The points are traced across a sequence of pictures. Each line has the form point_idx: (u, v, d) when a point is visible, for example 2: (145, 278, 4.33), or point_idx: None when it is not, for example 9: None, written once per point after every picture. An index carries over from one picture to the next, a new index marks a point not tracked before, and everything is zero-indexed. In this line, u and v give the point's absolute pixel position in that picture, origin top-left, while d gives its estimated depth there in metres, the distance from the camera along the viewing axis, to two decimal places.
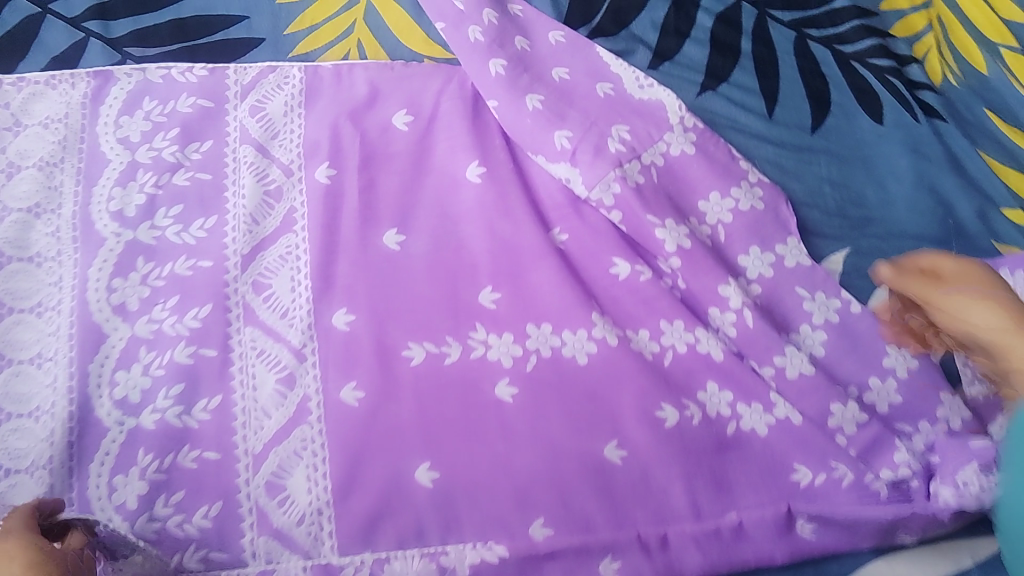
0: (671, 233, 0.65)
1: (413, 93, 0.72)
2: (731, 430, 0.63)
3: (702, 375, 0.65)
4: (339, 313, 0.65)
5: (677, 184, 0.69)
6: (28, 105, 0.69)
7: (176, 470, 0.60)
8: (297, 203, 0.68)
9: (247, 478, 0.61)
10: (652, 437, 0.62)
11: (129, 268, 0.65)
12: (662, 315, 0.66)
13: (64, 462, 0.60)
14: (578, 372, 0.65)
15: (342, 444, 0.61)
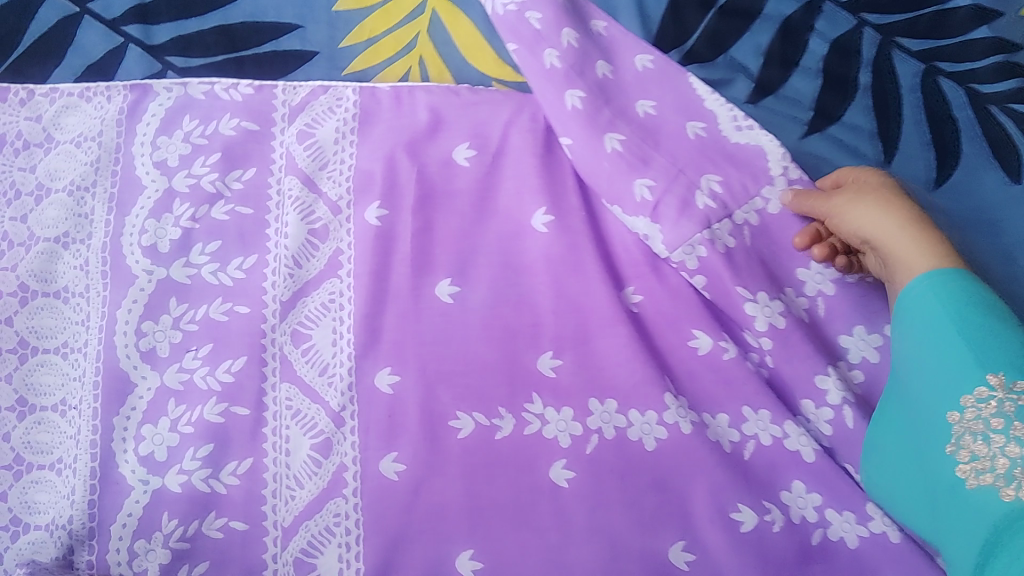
0: (762, 310, 0.57)
1: (480, 123, 0.64)
2: (816, 539, 0.55)
3: (788, 472, 0.56)
4: (384, 372, 0.58)
5: (774, 246, 0.60)
6: (60, 119, 0.63)
7: (200, 539, 0.56)
8: (343, 244, 0.61)
9: (275, 553, 0.56)
10: (726, 543, 0.55)
11: (161, 310, 0.59)
12: (745, 399, 0.57)
13: (85, 522, 0.56)
14: (646, 459, 0.57)
15: (381, 524, 0.56)
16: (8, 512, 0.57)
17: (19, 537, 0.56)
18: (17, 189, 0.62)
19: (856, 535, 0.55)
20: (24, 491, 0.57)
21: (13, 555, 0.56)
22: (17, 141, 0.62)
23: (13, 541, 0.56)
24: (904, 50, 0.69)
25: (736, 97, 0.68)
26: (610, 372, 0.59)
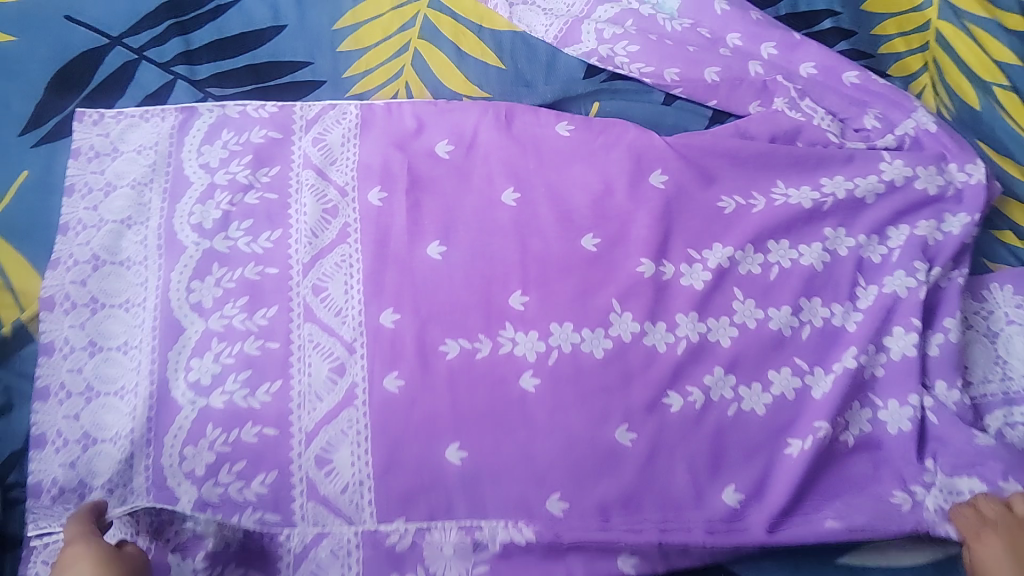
0: (691, 272, 0.75)
1: (456, 123, 0.82)
2: (732, 411, 0.71)
3: (710, 362, 0.72)
4: (386, 312, 0.73)
5: (682, 203, 0.77)
6: (125, 135, 0.80)
7: (240, 444, 0.69)
8: (350, 219, 0.77)
9: (299, 451, 0.69)
10: (661, 422, 0.70)
11: (206, 272, 0.74)
12: (678, 309, 0.74)
13: (144, 433, 0.69)
14: (596, 367, 0.71)
15: (384, 431, 0.69)
16: (80, 429, 0.70)
17: (88, 448, 0.69)
18: (90, 187, 0.78)
19: (762, 404, 0.71)
20: (93, 413, 0.70)
21: (84, 462, 0.69)
22: (89, 152, 0.79)
23: (83, 452, 0.69)
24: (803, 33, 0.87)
25: (653, 101, 0.86)
26: (567, 304, 0.74)
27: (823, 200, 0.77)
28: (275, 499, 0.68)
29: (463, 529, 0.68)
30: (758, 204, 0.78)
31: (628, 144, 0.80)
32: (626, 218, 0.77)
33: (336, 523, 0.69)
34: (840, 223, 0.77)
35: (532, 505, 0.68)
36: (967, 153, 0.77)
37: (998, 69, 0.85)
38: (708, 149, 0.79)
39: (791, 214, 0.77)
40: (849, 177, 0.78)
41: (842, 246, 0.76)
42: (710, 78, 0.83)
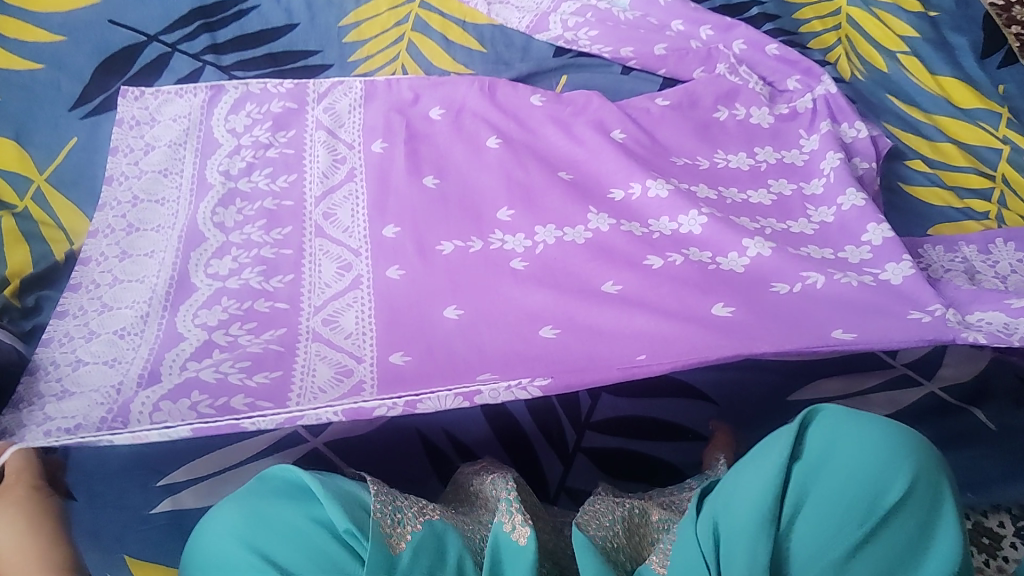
0: (658, 186, 0.84)
1: (448, 94, 0.95)
2: (713, 266, 0.78)
3: (682, 245, 0.80)
4: (388, 226, 0.83)
5: (639, 153, 0.90)
6: (161, 108, 0.93)
7: (252, 310, 0.77)
8: (357, 165, 0.89)
9: (308, 315, 0.77)
10: (642, 275, 0.78)
11: (230, 204, 0.85)
12: (646, 217, 0.83)
13: (161, 303, 0.77)
14: (578, 250, 0.81)
15: (384, 305, 0.77)
16: (98, 305, 0.78)
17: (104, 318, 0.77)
18: (131, 148, 0.91)
19: (740, 262, 0.78)
20: (117, 295, 0.79)
21: (99, 327, 0.76)
22: (131, 121, 0.92)
23: (99, 320, 0.77)
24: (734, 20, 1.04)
25: (613, 73, 1.01)
26: (546, 219, 0.84)
27: (758, 163, 0.91)
28: (276, 359, 0.73)
29: (462, 396, 0.67)
30: (704, 164, 0.90)
31: (593, 110, 0.93)
32: (600, 155, 0.89)
33: (339, 356, 0.74)
34: (780, 175, 0.89)
35: (525, 332, 0.75)
36: (853, 114, 0.92)
37: (900, 40, 1.02)
38: (662, 112, 0.93)
39: (734, 173, 0.90)
40: (776, 149, 0.92)
41: (782, 188, 0.88)
42: (660, 52, 0.98)
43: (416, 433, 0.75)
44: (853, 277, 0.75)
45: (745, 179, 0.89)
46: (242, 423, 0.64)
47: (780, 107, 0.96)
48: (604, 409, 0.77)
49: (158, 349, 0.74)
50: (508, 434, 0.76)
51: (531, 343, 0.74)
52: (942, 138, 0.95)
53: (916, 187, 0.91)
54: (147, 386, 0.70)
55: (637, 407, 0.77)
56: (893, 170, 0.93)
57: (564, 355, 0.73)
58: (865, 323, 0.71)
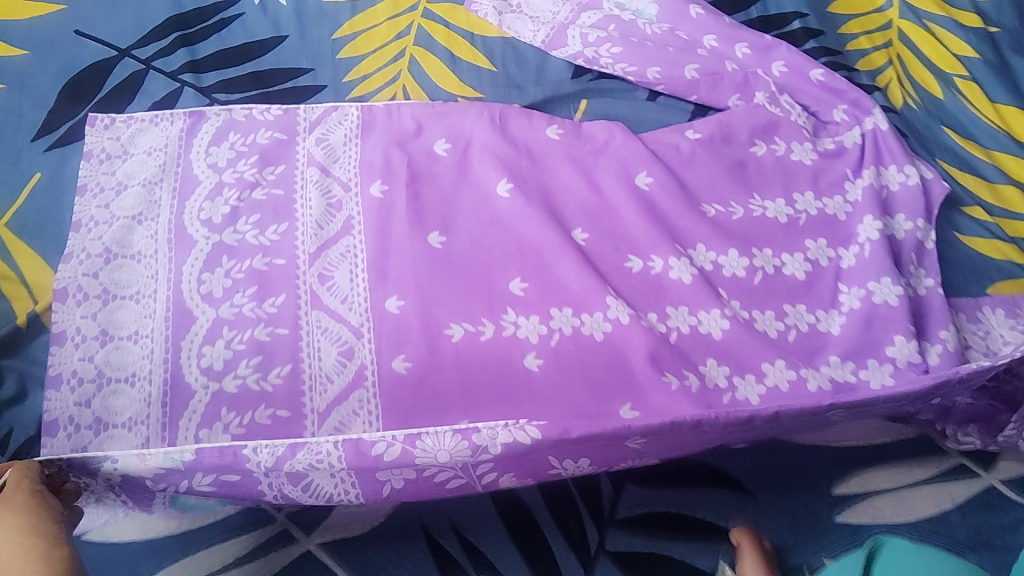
0: (682, 269, 0.78)
1: (453, 126, 0.86)
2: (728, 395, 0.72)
3: (703, 354, 0.75)
4: (391, 299, 0.76)
5: (662, 205, 0.82)
6: (134, 138, 0.84)
7: (252, 424, 0.71)
8: (353, 212, 0.80)
9: (314, 430, 0.71)
10: (664, 398, 0.71)
11: (216, 264, 0.77)
12: (668, 302, 0.77)
13: (159, 417, 0.71)
14: (597, 346, 0.75)
15: (392, 406, 0.72)
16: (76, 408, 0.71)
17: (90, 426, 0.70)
18: (101, 187, 0.81)
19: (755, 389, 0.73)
20: (104, 398, 0.71)
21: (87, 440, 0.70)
22: (101, 154, 0.83)
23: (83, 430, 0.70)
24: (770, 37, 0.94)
25: (637, 99, 0.91)
26: (562, 287, 0.77)
27: (798, 215, 0.82)
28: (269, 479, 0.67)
29: (462, 434, 0.60)
30: (738, 212, 0.82)
31: (614, 153, 0.85)
32: (624, 209, 0.81)
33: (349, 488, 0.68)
34: (820, 234, 0.81)
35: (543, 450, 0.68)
36: (904, 155, 0.83)
37: (957, 62, 0.92)
38: (692, 149, 0.84)
39: (770, 227, 0.81)
40: (817, 196, 0.83)
41: (824, 257, 0.80)
42: (691, 75, 0.88)
43: (423, 534, 0.69)
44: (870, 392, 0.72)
45: (782, 235, 0.81)
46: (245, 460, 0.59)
47: (824, 142, 0.86)
48: (629, 504, 0.71)
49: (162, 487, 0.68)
50: (519, 525, 0.70)
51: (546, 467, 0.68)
52: (1002, 179, 0.86)
53: (974, 238, 0.82)
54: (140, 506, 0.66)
55: (666, 501, 0.71)
56: (949, 220, 0.83)
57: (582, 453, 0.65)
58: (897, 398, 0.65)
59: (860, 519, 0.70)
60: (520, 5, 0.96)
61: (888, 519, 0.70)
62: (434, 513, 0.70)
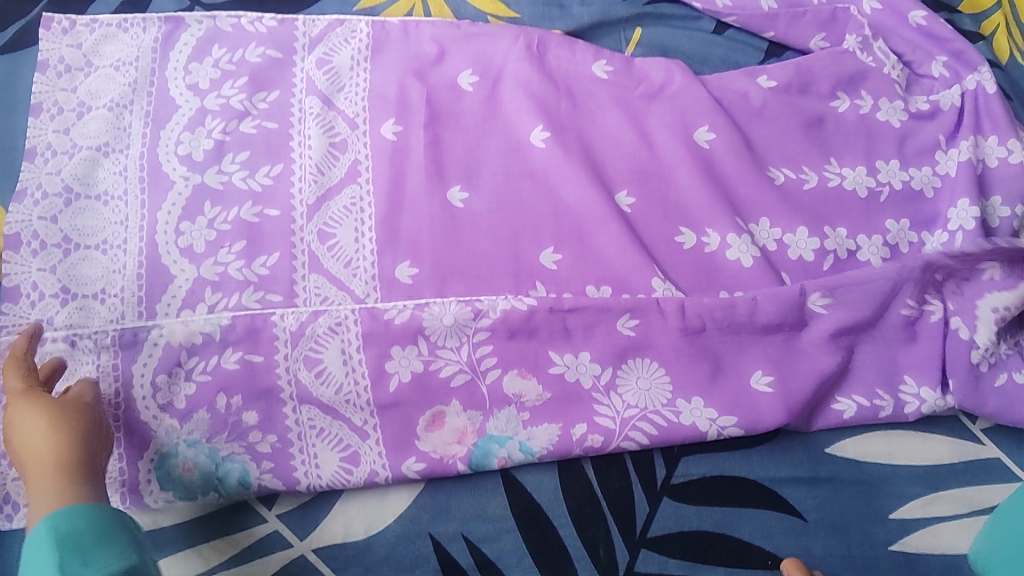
0: (740, 248, 0.67)
1: (481, 52, 0.72)
2: (792, 396, 0.62)
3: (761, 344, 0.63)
4: (402, 266, 0.64)
5: (722, 168, 0.70)
6: (99, 47, 0.70)
7: (220, 369, 0.61)
8: (361, 155, 0.68)
9: (286, 352, 0.61)
10: (714, 402, 0.61)
11: (197, 211, 0.65)
12: (722, 285, 0.67)
13: (114, 396, 0.61)
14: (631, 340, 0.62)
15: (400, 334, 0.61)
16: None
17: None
18: (60, 107, 0.68)
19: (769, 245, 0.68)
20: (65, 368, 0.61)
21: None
22: (59, 66, 0.69)
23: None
24: None
25: (702, 31, 0.76)
26: (602, 260, 0.66)
27: (879, 190, 0.70)
28: (251, 381, 0.61)
29: (465, 302, 0.62)
30: (811, 180, 0.70)
31: (672, 98, 0.71)
32: (678, 170, 0.69)
33: (344, 429, 0.62)
34: (903, 214, 0.70)
35: (561, 413, 0.62)
36: (1009, 128, 0.69)
37: None
38: (763, 99, 0.71)
39: (846, 202, 0.70)
40: (904, 165, 0.71)
41: (905, 242, 0.70)
42: (768, 6, 0.74)
43: (429, 538, 0.62)
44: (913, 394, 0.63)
45: (857, 212, 0.70)
46: (272, 314, 0.62)
47: (917, 100, 0.73)
48: (663, 520, 0.62)
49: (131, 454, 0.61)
50: (530, 516, 0.62)
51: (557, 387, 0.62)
52: None
53: None
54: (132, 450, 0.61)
55: (706, 518, 0.62)
56: None
57: (580, 315, 0.62)
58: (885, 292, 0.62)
59: (919, 547, 0.62)
60: None
61: (948, 550, 0.62)
62: (443, 517, 0.62)
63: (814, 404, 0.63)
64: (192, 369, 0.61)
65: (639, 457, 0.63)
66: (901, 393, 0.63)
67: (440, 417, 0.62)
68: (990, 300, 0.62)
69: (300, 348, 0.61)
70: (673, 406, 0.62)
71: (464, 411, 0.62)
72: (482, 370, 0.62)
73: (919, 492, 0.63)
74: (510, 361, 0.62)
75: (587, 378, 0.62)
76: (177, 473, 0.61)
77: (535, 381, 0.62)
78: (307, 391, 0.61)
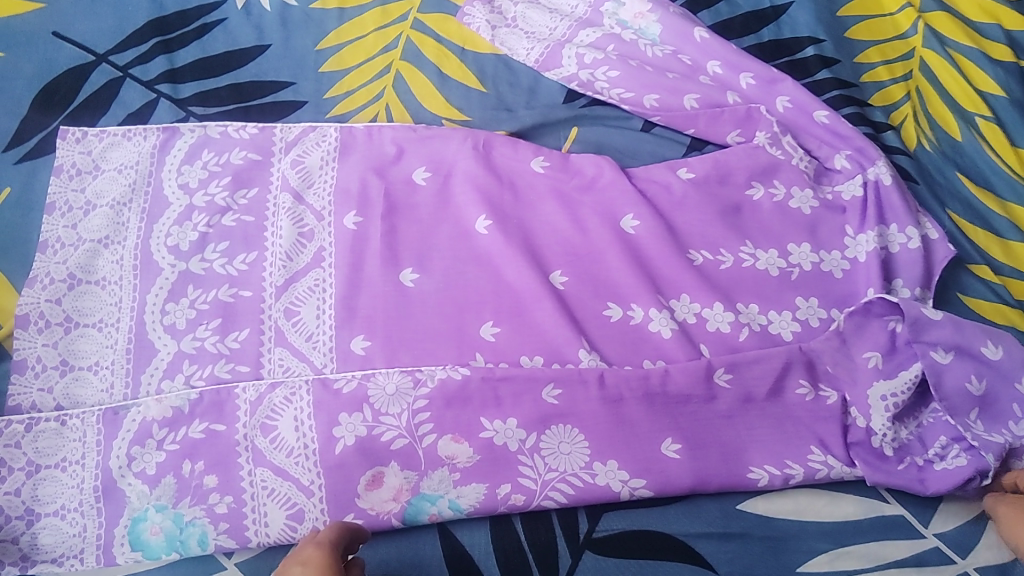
0: (661, 321, 0.74)
1: (434, 153, 0.82)
2: (694, 462, 0.70)
3: (672, 413, 0.71)
4: (357, 339, 0.72)
5: (643, 252, 0.78)
6: (106, 153, 0.81)
7: (188, 441, 0.70)
8: (325, 243, 0.77)
9: (245, 421, 0.70)
10: (631, 468, 0.69)
11: (181, 294, 0.75)
12: (646, 355, 0.73)
13: (92, 465, 0.69)
14: (552, 409, 0.70)
15: (351, 400, 0.70)
16: (24, 456, 0.69)
17: (32, 475, 0.69)
18: (70, 206, 0.79)
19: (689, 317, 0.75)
20: (52, 439, 0.70)
21: (29, 488, 0.69)
22: (71, 170, 0.81)
23: (28, 478, 0.69)
24: (775, 64, 0.89)
25: (632, 128, 0.87)
26: (536, 333, 0.74)
27: (790, 270, 0.78)
28: (219, 451, 0.69)
29: (407, 372, 0.71)
30: (728, 261, 0.78)
31: (601, 190, 0.81)
32: (606, 253, 0.77)
33: (293, 491, 0.69)
34: (813, 293, 0.77)
35: (494, 475, 0.69)
36: (908, 215, 0.78)
37: (980, 99, 0.86)
38: (683, 190, 0.80)
39: (759, 281, 0.77)
40: (815, 248, 0.78)
41: (815, 317, 0.76)
42: (691, 105, 0.84)
43: None
44: (818, 463, 0.70)
45: (771, 291, 0.77)
46: (235, 389, 0.71)
47: (823, 189, 0.81)
48: (584, 571, 0.67)
49: (106, 519, 0.68)
50: (461, 566, 0.68)
51: (484, 448, 0.69)
52: (1016, 235, 0.80)
53: (980, 300, 0.77)
54: (109, 510, 0.68)
55: (624, 569, 0.67)
56: (955, 280, 0.78)
57: (511, 382, 0.71)
58: (763, 364, 0.72)
59: None
60: (515, 18, 0.92)
61: None
62: (385, 570, 0.68)
63: (720, 469, 0.70)
64: (163, 440, 0.70)
65: (564, 515, 0.71)
66: (811, 461, 0.70)
67: (381, 476, 0.69)
68: (878, 389, 0.71)
69: (257, 417, 0.70)
70: (590, 468, 0.69)
71: (401, 470, 0.69)
72: (419, 435, 0.69)
73: (823, 548, 0.69)
74: (445, 428, 0.70)
75: (514, 441, 0.70)
76: (147, 536, 0.68)
77: (466, 445, 0.69)
78: (262, 455, 0.69)
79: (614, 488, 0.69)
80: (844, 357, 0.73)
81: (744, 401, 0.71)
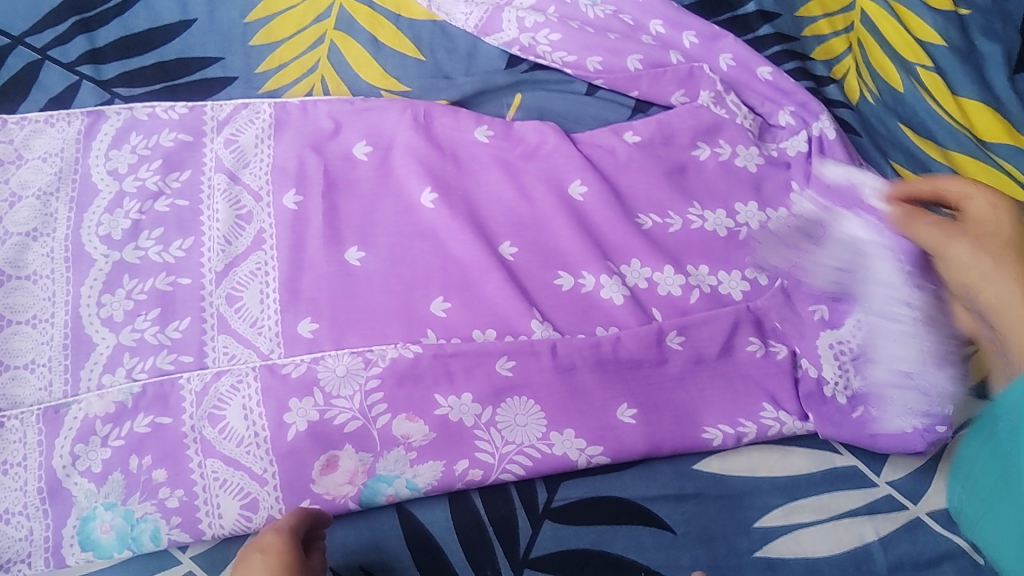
0: (611, 289, 0.73)
1: (373, 126, 0.80)
2: (648, 425, 0.70)
3: (624, 379, 0.71)
4: (304, 322, 0.71)
5: (589, 218, 0.77)
6: (29, 141, 0.78)
7: (133, 435, 0.68)
8: (264, 225, 0.75)
9: (191, 412, 0.68)
10: (588, 435, 0.69)
11: (116, 285, 0.72)
12: (598, 322, 0.73)
13: (35, 466, 0.67)
14: (505, 382, 0.70)
15: (299, 384, 0.68)
16: None
17: None
18: None
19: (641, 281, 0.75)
20: None
21: None
22: None
23: None
24: (715, 20, 0.89)
25: (575, 92, 0.85)
26: (487, 306, 0.72)
27: (737, 229, 0.77)
28: (167, 444, 0.68)
29: (357, 353, 0.69)
30: (676, 224, 0.77)
31: (546, 157, 0.79)
32: (555, 220, 0.76)
33: (246, 480, 0.67)
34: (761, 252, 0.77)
35: (450, 451, 0.69)
36: (851, 169, 0.78)
37: (920, 49, 0.86)
38: (628, 154, 0.79)
39: (708, 242, 0.77)
40: (761, 206, 0.79)
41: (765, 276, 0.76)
42: (633, 66, 0.83)
43: (330, 575, 0.67)
44: (772, 420, 0.71)
45: (720, 251, 0.76)
46: (179, 378, 0.69)
47: (767, 146, 0.81)
48: (545, 541, 0.68)
49: (53, 520, 0.66)
50: (422, 544, 0.68)
51: (438, 425, 0.69)
52: (958, 183, 0.80)
53: None
54: (55, 511, 0.67)
55: (583, 536, 0.68)
56: None
57: (462, 357, 0.70)
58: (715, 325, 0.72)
59: (781, 554, 0.68)
60: None
61: (809, 554, 0.68)
62: (345, 553, 0.68)
63: (675, 432, 0.70)
64: (108, 436, 0.68)
65: (522, 486, 0.70)
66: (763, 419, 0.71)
67: (336, 460, 0.68)
68: (827, 337, 0.72)
69: (204, 407, 0.68)
70: (546, 439, 0.69)
71: (356, 453, 0.68)
72: (373, 416, 0.68)
73: (775, 503, 0.70)
74: (399, 407, 0.69)
75: (469, 416, 0.69)
76: (97, 535, 0.66)
77: (421, 423, 0.69)
78: (211, 446, 0.68)
79: (571, 457, 0.69)
80: (790, 312, 0.74)
81: (695, 363, 0.72)
